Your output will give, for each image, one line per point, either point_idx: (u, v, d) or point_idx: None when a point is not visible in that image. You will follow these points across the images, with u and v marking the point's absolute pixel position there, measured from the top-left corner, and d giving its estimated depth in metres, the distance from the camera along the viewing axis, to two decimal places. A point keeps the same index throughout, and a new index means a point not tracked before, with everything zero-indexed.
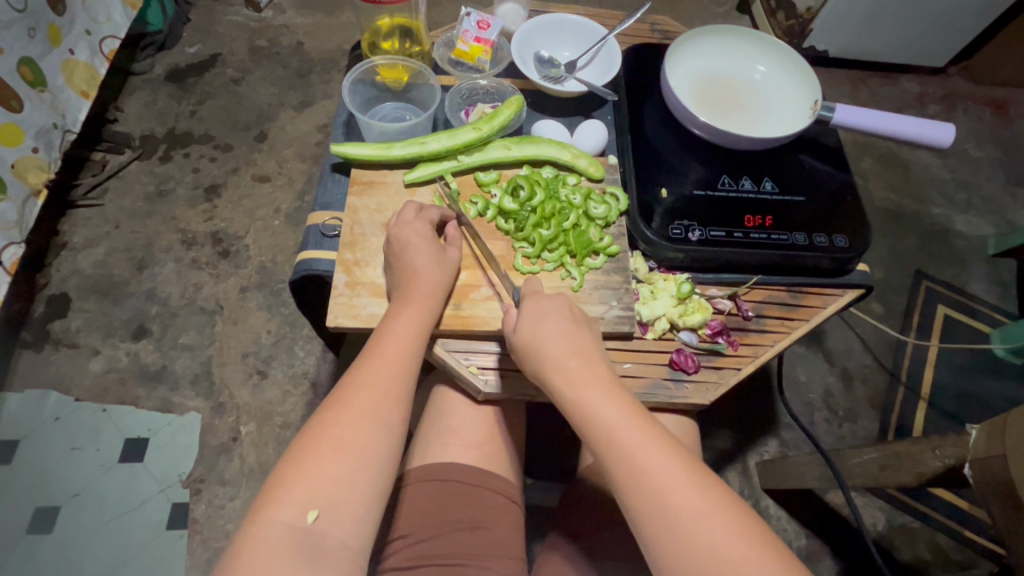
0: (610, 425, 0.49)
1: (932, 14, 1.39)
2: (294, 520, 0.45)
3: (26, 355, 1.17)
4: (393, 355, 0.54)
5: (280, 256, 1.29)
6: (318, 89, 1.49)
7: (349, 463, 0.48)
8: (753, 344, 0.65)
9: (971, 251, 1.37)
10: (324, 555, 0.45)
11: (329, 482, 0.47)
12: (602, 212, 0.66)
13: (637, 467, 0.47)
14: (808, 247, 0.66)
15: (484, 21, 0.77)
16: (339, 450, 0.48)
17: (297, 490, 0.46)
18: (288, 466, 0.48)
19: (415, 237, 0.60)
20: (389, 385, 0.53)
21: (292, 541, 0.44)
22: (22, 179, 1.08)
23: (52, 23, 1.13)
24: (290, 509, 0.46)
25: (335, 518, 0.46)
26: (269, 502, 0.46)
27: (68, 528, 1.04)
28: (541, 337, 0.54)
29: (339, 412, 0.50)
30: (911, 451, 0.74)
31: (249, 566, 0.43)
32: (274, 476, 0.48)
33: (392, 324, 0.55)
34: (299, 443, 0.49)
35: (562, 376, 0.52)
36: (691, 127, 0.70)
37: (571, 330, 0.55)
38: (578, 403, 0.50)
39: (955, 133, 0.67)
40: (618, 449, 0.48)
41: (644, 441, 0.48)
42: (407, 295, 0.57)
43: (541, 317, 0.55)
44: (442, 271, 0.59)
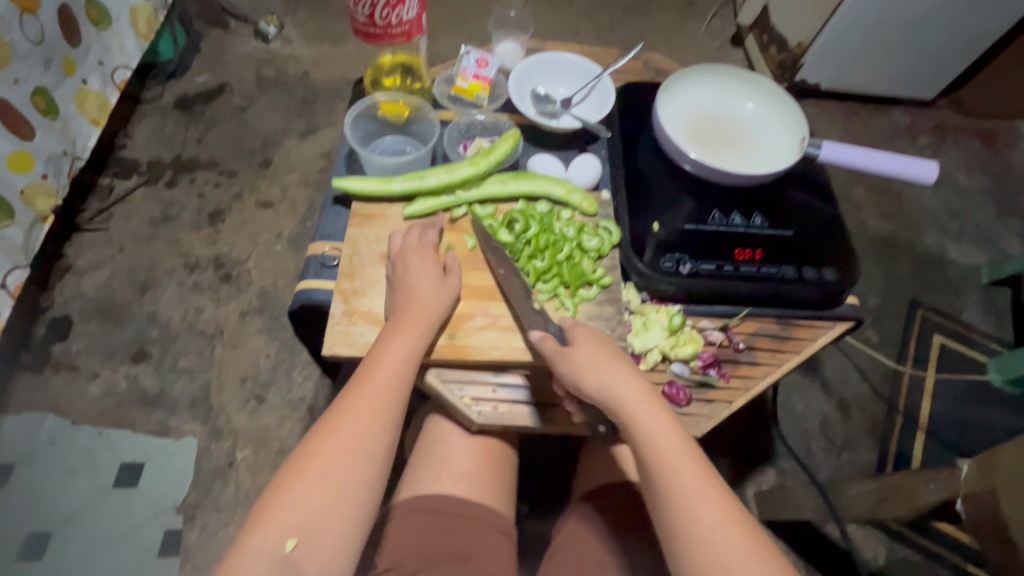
0: (663, 450, 0.50)
1: (919, 49, 1.43)
2: (273, 547, 0.46)
3: (26, 377, 1.17)
4: (381, 382, 0.54)
5: (281, 281, 1.31)
6: (323, 117, 1.53)
7: (331, 492, 0.49)
8: (744, 376, 0.66)
9: (965, 280, 1.38)
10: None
11: (309, 511, 0.48)
12: (595, 244, 0.67)
13: (683, 492, 0.48)
14: (797, 280, 0.67)
15: (483, 59, 0.80)
16: (322, 478, 0.49)
17: (276, 518, 0.47)
18: (270, 493, 0.49)
19: (416, 265, 0.61)
20: (375, 411, 0.53)
21: (270, 569, 0.45)
22: (30, 205, 1.11)
23: (67, 54, 1.17)
24: (268, 536, 0.46)
25: (314, 547, 0.47)
26: (250, 530, 0.47)
27: (59, 554, 1.03)
28: (600, 358, 0.55)
29: (324, 438, 0.51)
30: (908, 484, 0.73)
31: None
32: (257, 503, 0.49)
33: (385, 348, 0.56)
34: (284, 469, 0.50)
35: (622, 397, 0.52)
36: (681, 163, 0.72)
37: (623, 355, 0.56)
38: (633, 423, 0.52)
39: (938, 171, 0.69)
40: (667, 479, 0.49)
41: (692, 470, 0.49)
42: (401, 319, 0.58)
43: (599, 341, 0.57)
44: (439, 295, 0.60)
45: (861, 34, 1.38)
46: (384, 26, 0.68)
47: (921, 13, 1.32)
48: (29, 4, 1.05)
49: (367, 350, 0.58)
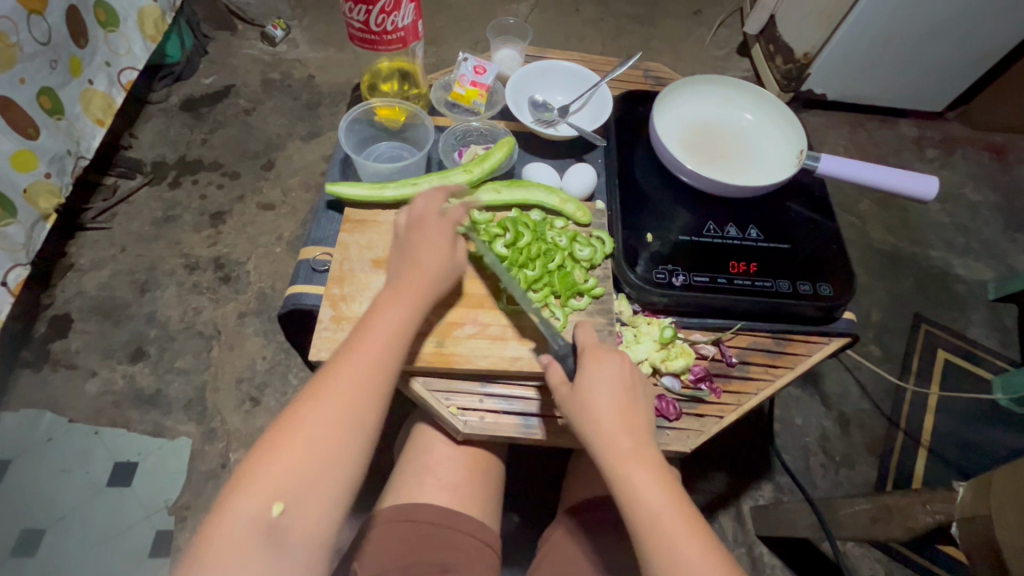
0: (649, 514, 0.49)
1: (927, 61, 1.42)
2: (260, 511, 0.46)
3: (25, 374, 1.18)
4: (374, 349, 0.53)
5: (279, 283, 1.31)
6: (326, 121, 1.53)
7: (318, 459, 0.48)
8: (736, 391, 0.64)
9: (971, 296, 1.36)
10: (286, 548, 0.45)
11: (296, 475, 0.47)
12: (588, 254, 0.66)
13: (673, 559, 0.47)
14: (792, 294, 0.66)
15: (480, 66, 0.80)
16: (312, 443, 0.48)
17: (263, 481, 0.47)
18: (257, 454, 0.48)
19: (427, 236, 0.59)
20: (369, 378, 0.52)
21: (254, 532, 0.45)
22: (33, 203, 1.12)
23: (73, 55, 1.18)
24: (254, 500, 0.46)
25: (301, 512, 0.47)
26: (235, 491, 0.46)
27: (51, 552, 1.03)
28: (600, 409, 0.52)
29: (313, 402, 0.50)
30: (902, 504, 0.72)
31: (215, 554, 0.44)
32: (244, 462, 0.48)
33: (381, 316, 0.55)
34: (272, 431, 0.49)
35: (614, 452, 0.51)
36: (679, 174, 0.71)
37: (630, 396, 0.54)
38: (625, 485, 0.50)
39: (938, 186, 0.68)
40: (662, 537, 0.48)
41: (685, 528, 0.49)
42: (399, 287, 0.57)
43: (599, 382, 0.53)
44: (444, 259, 0.59)
45: (868, 45, 1.37)
46: (379, 32, 0.68)
47: (929, 26, 1.31)
48: (36, 5, 1.06)
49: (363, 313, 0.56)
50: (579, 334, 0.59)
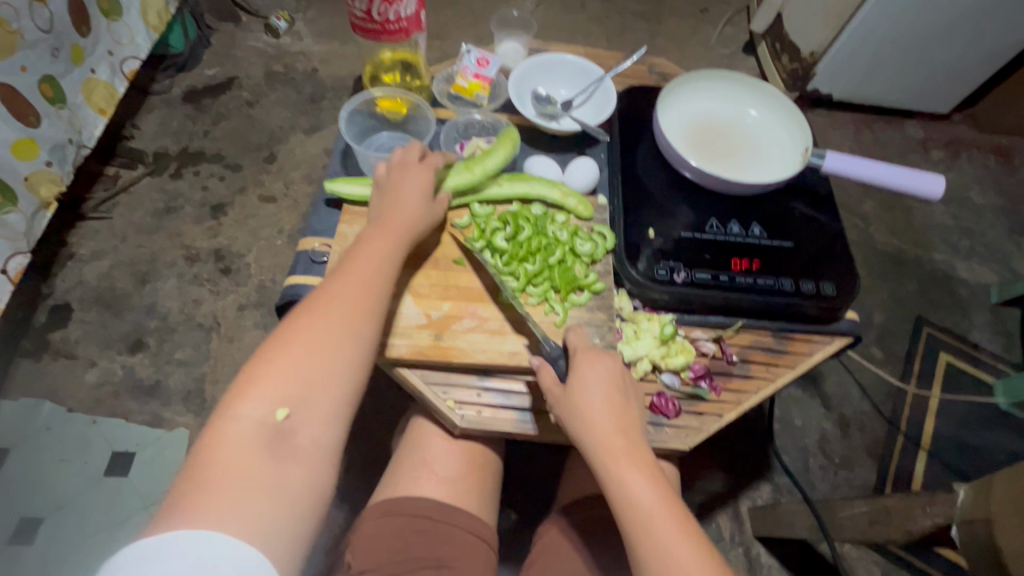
0: (642, 515, 0.48)
1: (935, 62, 1.41)
2: (263, 417, 0.46)
3: (24, 363, 1.18)
4: (369, 267, 0.55)
5: (279, 276, 1.31)
6: (329, 114, 1.53)
7: (318, 367, 0.49)
8: (736, 389, 0.64)
9: (974, 299, 1.35)
10: (294, 450, 0.46)
11: (299, 382, 0.48)
12: (588, 249, 0.66)
13: (666, 560, 0.47)
14: (794, 293, 0.65)
15: (484, 59, 0.79)
16: (312, 352, 0.49)
17: (265, 388, 0.47)
18: (255, 366, 0.48)
19: (410, 177, 0.62)
20: (365, 291, 0.53)
21: (260, 435, 0.45)
22: (33, 192, 1.11)
23: (76, 44, 1.18)
24: (257, 406, 0.46)
25: (305, 417, 0.47)
26: (236, 400, 0.46)
27: (47, 541, 1.02)
28: (593, 409, 0.52)
29: (310, 316, 0.51)
30: (902, 506, 0.71)
31: (219, 459, 0.43)
32: (242, 376, 0.48)
33: (371, 246, 0.57)
34: (267, 347, 0.50)
35: (603, 450, 0.51)
36: (683, 170, 0.71)
37: (621, 393, 0.54)
38: (618, 485, 0.50)
39: (945, 185, 0.67)
40: (655, 536, 0.48)
41: (678, 530, 0.48)
42: (384, 221, 0.59)
43: (589, 381, 0.53)
44: (423, 194, 0.61)
45: (876, 45, 1.35)
46: (381, 21, 0.67)
47: (939, 26, 1.29)
48: None
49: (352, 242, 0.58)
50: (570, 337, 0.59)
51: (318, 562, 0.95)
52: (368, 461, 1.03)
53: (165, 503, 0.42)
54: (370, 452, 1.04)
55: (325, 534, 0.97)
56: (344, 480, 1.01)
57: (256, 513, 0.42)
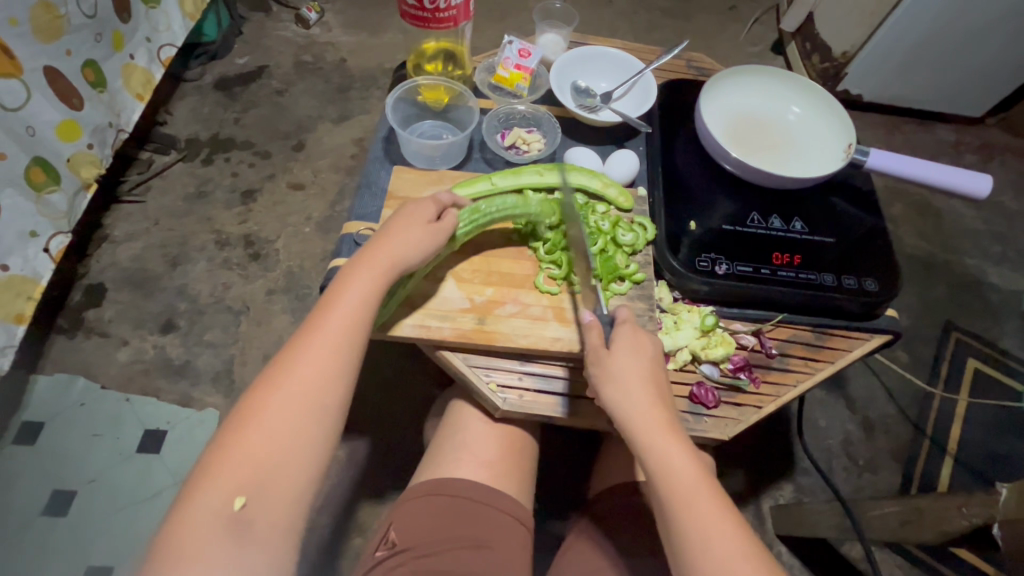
0: (680, 481, 0.50)
1: (972, 65, 1.39)
2: (222, 505, 0.46)
3: (59, 340, 1.21)
4: (338, 328, 0.53)
5: (308, 263, 1.33)
6: (357, 104, 1.54)
7: (281, 448, 0.48)
8: (775, 382, 0.64)
9: (1004, 305, 1.34)
10: (252, 538, 0.45)
11: (257, 469, 0.47)
12: (630, 239, 0.66)
13: (703, 530, 0.48)
14: (835, 288, 0.65)
15: (524, 50, 0.80)
16: (274, 435, 0.49)
17: (224, 476, 0.47)
18: (218, 450, 0.48)
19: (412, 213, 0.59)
20: (329, 363, 0.52)
21: (217, 526, 0.45)
22: (75, 173, 1.13)
23: (116, 29, 1.20)
24: (215, 495, 0.46)
25: (264, 502, 0.47)
26: (194, 490, 0.46)
27: (80, 513, 1.05)
28: (634, 376, 0.53)
29: (272, 393, 0.50)
30: (936, 507, 0.71)
31: (177, 554, 0.43)
32: (203, 460, 0.48)
33: (343, 298, 0.54)
34: (232, 427, 0.49)
35: (643, 421, 0.52)
36: (723, 163, 0.71)
37: (658, 367, 0.56)
38: (658, 453, 0.51)
39: (992, 185, 0.67)
40: (691, 505, 0.49)
41: (713, 503, 0.50)
42: (364, 261, 0.56)
43: (630, 349, 0.55)
44: (411, 233, 0.58)
45: (911, 46, 1.33)
46: (432, 9, 0.68)
47: (977, 28, 1.27)
48: None
49: (325, 292, 0.56)
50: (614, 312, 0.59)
51: (344, 543, 0.97)
52: (392, 447, 1.04)
53: None
54: (395, 437, 1.05)
55: (351, 517, 0.99)
56: (369, 465, 1.02)
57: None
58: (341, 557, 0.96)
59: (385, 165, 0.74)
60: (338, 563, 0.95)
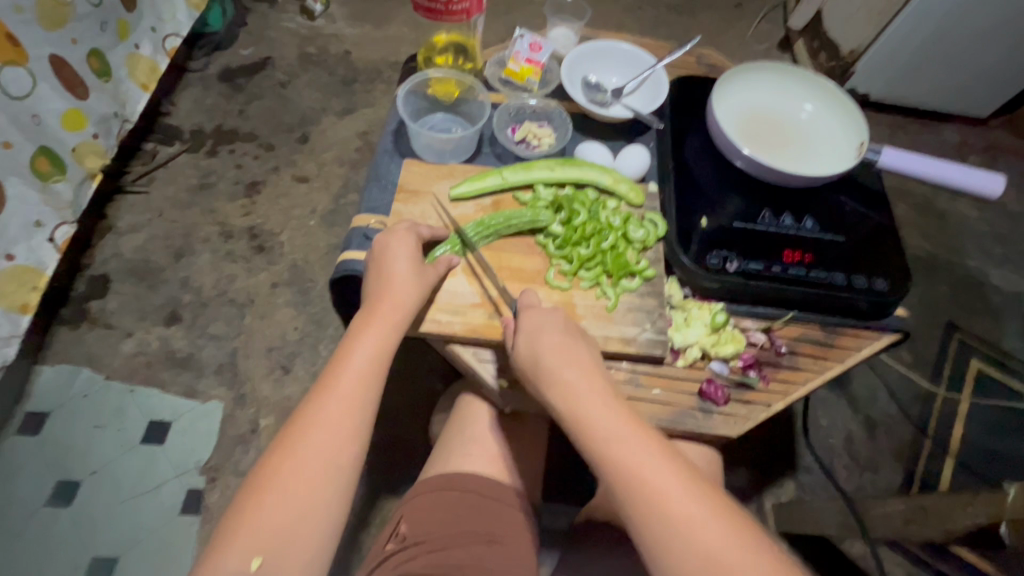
0: (600, 430, 0.50)
1: (979, 65, 1.38)
2: (238, 567, 0.45)
3: (63, 331, 1.20)
4: (350, 385, 0.54)
5: (312, 256, 1.33)
6: (362, 98, 1.54)
7: (294, 506, 0.48)
8: (785, 380, 0.64)
9: (1007, 306, 1.34)
10: None
11: (273, 530, 0.47)
12: (640, 236, 0.66)
13: (628, 471, 0.47)
14: (846, 287, 0.65)
15: (536, 43, 0.79)
16: (287, 496, 0.48)
17: (240, 541, 0.46)
18: (235, 516, 0.48)
19: (404, 248, 0.59)
20: (343, 421, 0.52)
21: None
22: (80, 162, 1.12)
23: (121, 19, 1.19)
24: (233, 559, 0.45)
25: (280, 564, 0.46)
26: (214, 558, 0.46)
27: (84, 504, 1.05)
28: (541, 349, 0.54)
29: (287, 454, 0.50)
30: (941, 506, 0.71)
31: None
32: (221, 525, 0.48)
33: (355, 350, 0.55)
34: (248, 491, 0.49)
35: (557, 381, 0.53)
36: (733, 159, 0.71)
37: (571, 340, 0.56)
38: (572, 412, 0.51)
39: (1004, 184, 0.67)
40: (613, 453, 0.48)
41: (638, 442, 0.49)
42: (373, 311, 0.56)
43: (537, 331, 0.55)
44: (418, 284, 0.58)
45: (919, 45, 1.33)
46: (444, 2, 0.68)
47: (986, 28, 1.27)
48: None
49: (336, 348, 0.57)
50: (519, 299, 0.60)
51: (348, 537, 0.97)
52: (396, 441, 1.04)
53: None
54: (399, 432, 1.05)
55: (355, 511, 0.99)
56: (373, 459, 1.02)
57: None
58: (345, 549, 0.96)
59: (394, 159, 0.74)
60: (342, 556, 0.96)
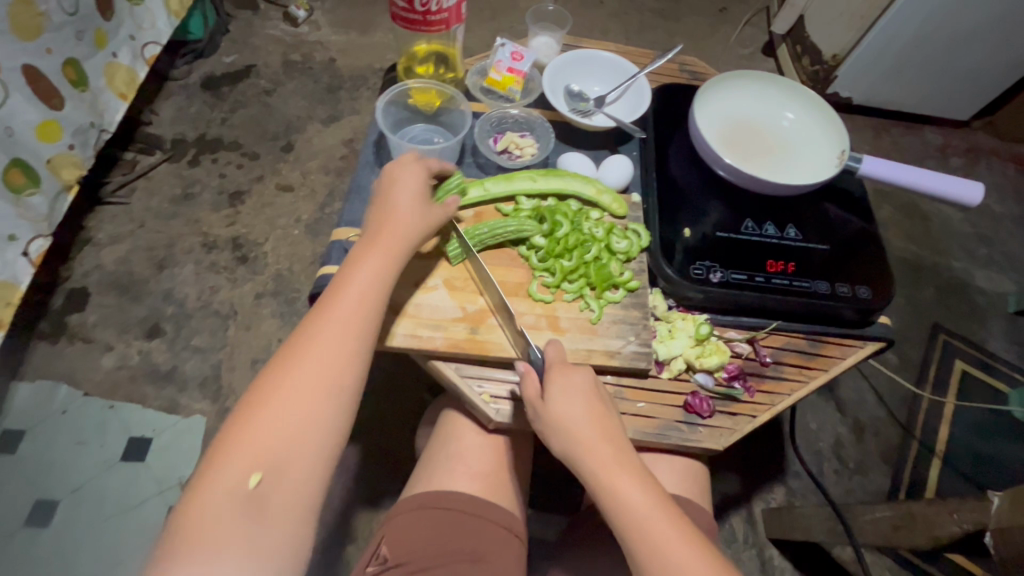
0: (636, 513, 0.49)
1: (959, 69, 1.40)
2: (237, 482, 0.46)
3: (41, 346, 1.18)
4: (348, 310, 0.53)
5: (297, 266, 1.31)
6: (347, 105, 1.52)
7: (294, 427, 0.48)
8: (769, 391, 0.64)
9: (990, 307, 1.35)
10: (267, 514, 0.46)
11: (271, 446, 0.47)
12: (624, 246, 0.66)
13: (664, 558, 0.47)
14: (830, 295, 0.65)
15: (518, 52, 0.79)
16: (284, 414, 0.49)
17: (237, 454, 0.47)
18: (232, 429, 0.48)
19: (405, 182, 0.60)
20: (343, 344, 0.52)
21: (235, 502, 0.45)
22: (55, 174, 1.10)
23: (99, 27, 1.17)
24: (231, 473, 0.46)
25: (279, 478, 0.47)
26: (211, 469, 0.47)
27: (63, 524, 1.03)
28: (575, 419, 0.52)
29: (285, 374, 0.50)
30: (928, 513, 0.71)
31: (194, 531, 0.44)
32: (217, 438, 0.48)
33: (355, 278, 0.54)
34: (245, 406, 0.49)
35: (592, 459, 0.51)
36: (716, 168, 0.70)
37: (600, 403, 0.54)
38: (608, 491, 0.50)
39: (983, 192, 0.66)
40: (650, 538, 0.48)
41: (673, 527, 0.48)
42: (374, 240, 0.56)
43: (571, 398, 0.53)
44: (416, 216, 0.59)
45: (900, 50, 1.34)
46: (423, 12, 0.67)
47: (965, 33, 1.28)
48: None
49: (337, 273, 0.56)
50: (546, 349, 0.57)
51: (334, 552, 0.96)
52: (384, 454, 1.03)
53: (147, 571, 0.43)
54: (387, 444, 1.04)
55: (343, 525, 0.97)
56: (361, 473, 1.01)
57: (241, 572, 0.43)
58: (332, 566, 0.95)
59: (375, 170, 0.73)
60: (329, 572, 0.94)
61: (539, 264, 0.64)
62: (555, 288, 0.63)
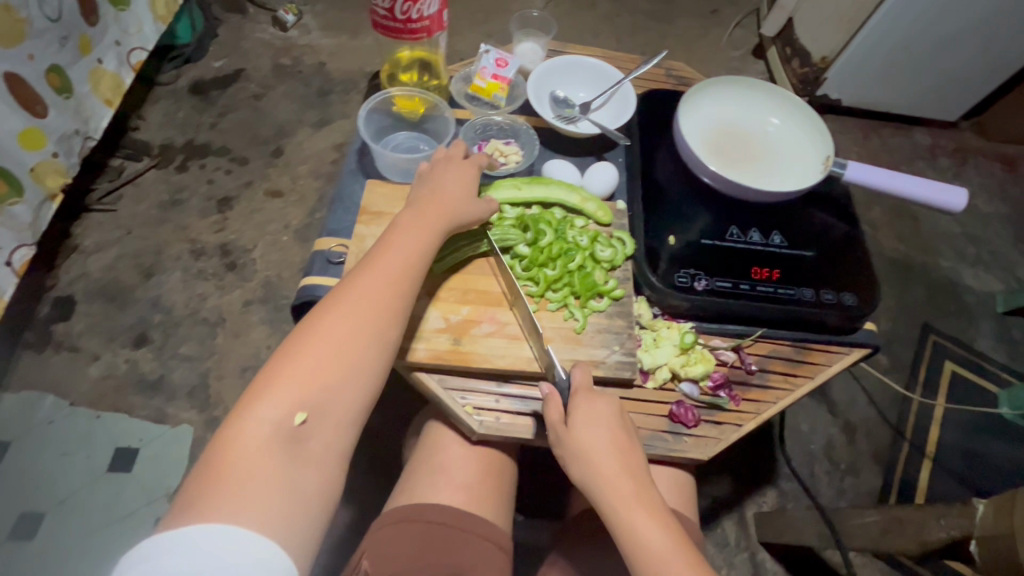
0: (653, 553, 0.48)
1: (948, 70, 1.40)
2: (281, 419, 0.46)
3: (26, 355, 1.16)
4: (397, 264, 0.53)
5: (286, 272, 1.30)
6: (337, 109, 1.52)
7: (338, 371, 0.48)
8: (755, 400, 0.64)
9: (980, 308, 1.36)
10: (307, 454, 0.46)
11: (316, 386, 0.47)
12: (608, 255, 0.66)
13: None
14: (815, 303, 0.65)
15: (502, 59, 0.77)
16: (330, 356, 0.48)
17: (284, 389, 0.47)
18: (276, 364, 0.48)
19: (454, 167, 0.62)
20: (392, 293, 0.52)
21: (277, 438, 0.45)
22: (39, 182, 1.09)
23: (83, 33, 1.16)
24: (275, 408, 0.46)
25: (322, 419, 0.47)
26: (255, 400, 0.46)
27: (48, 537, 1.01)
28: (599, 449, 0.52)
29: (335, 314, 0.50)
30: (916, 518, 0.72)
31: (233, 461, 0.43)
32: (261, 373, 0.48)
33: (404, 235, 0.55)
34: (291, 343, 0.49)
35: (613, 494, 0.50)
36: (700, 175, 0.70)
37: (624, 432, 0.54)
38: (626, 527, 0.49)
39: (966, 198, 0.67)
40: None
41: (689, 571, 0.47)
42: (424, 204, 0.57)
43: (596, 428, 0.53)
44: (462, 189, 0.60)
45: (889, 51, 1.35)
46: (404, 20, 0.66)
47: (953, 34, 1.29)
48: None
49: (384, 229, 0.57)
50: (574, 374, 0.57)
51: (323, 561, 0.95)
52: (374, 461, 1.02)
53: (179, 499, 0.42)
54: (376, 451, 1.03)
55: (331, 534, 0.97)
56: (351, 480, 1.01)
57: (277, 512, 0.42)
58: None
59: (359, 178, 0.73)
60: None
61: (524, 273, 0.64)
62: (539, 297, 0.63)
